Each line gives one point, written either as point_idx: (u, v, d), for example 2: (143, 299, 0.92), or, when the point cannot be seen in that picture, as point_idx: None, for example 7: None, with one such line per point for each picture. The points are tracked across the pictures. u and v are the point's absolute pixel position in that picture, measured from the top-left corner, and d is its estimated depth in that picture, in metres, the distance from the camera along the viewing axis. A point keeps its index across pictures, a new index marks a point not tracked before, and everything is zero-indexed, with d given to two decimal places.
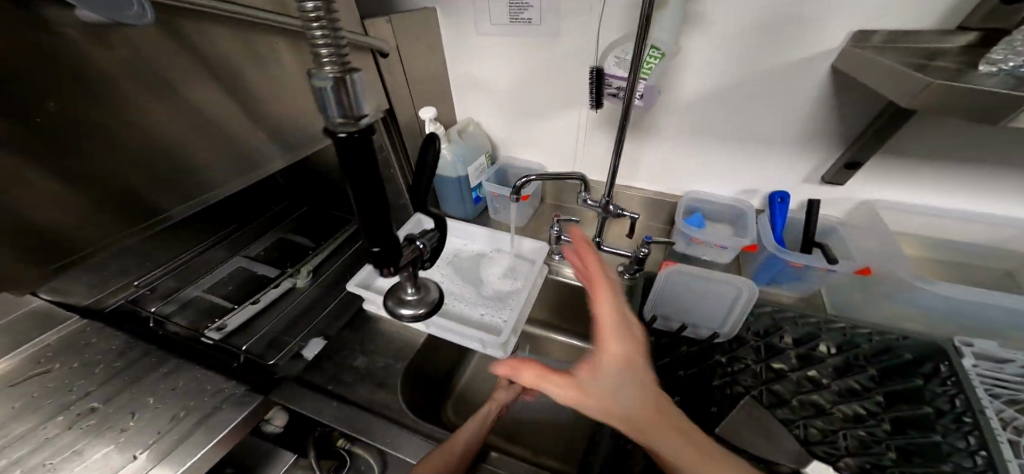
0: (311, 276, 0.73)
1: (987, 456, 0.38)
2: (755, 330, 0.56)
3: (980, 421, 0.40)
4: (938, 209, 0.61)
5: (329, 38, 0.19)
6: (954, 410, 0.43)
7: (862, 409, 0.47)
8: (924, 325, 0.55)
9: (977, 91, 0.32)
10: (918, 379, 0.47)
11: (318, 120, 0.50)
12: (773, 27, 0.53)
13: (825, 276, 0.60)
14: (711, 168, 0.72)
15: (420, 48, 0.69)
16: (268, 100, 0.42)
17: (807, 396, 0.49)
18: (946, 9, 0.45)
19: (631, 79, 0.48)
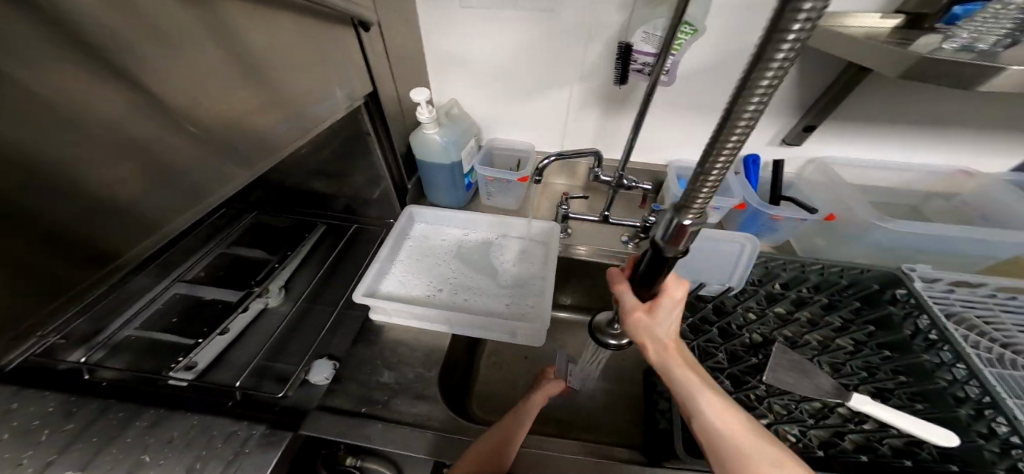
0: (284, 293, 0.70)
1: (965, 367, 0.48)
2: (754, 279, 0.65)
3: (947, 337, 0.51)
4: (875, 160, 0.70)
5: (743, 135, 0.19)
6: (922, 331, 0.53)
7: (854, 340, 0.58)
8: (875, 259, 0.65)
9: (936, 63, 0.39)
10: (888, 305, 0.59)
11: (279, 119, 0.42)
12: (753, 5, 0.57)
13: (797, 226, 0.69)
14: (691, 137, 0.77)
15: (398, 19, 0.61)
16: (196, 96, 0.32)
17: (816, 336, 0.60)
18: None
19: (661, 54, 0.46)
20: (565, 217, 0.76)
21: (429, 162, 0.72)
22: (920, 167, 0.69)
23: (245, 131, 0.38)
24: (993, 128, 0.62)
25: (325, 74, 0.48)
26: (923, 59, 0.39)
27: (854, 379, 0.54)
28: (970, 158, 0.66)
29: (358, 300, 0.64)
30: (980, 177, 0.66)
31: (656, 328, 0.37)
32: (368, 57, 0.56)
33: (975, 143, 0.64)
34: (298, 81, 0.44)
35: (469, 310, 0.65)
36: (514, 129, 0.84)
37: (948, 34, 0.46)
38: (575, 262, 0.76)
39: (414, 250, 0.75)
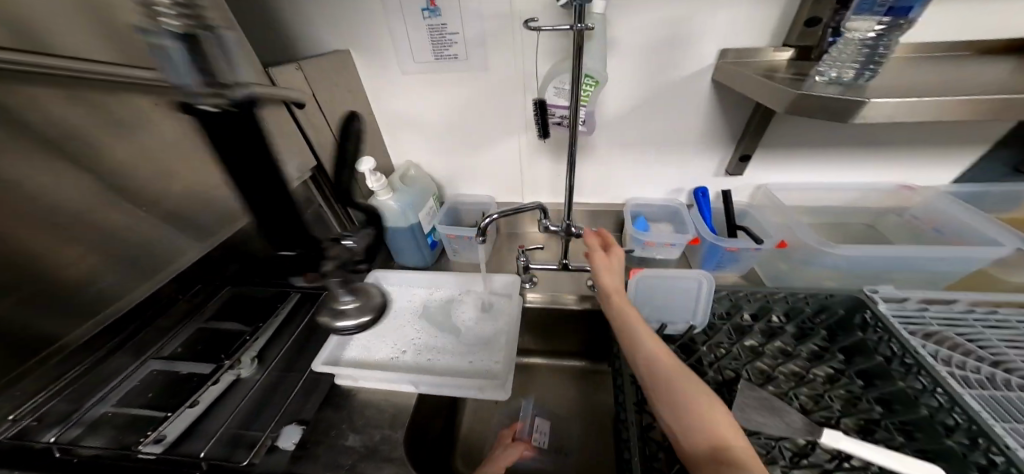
0: (258, 362, 0.64)
1: (945, 394, 0.45)
2: (720, 314, 0.63)
3: (921, 361, 0.48)
4: (816, 182, 0.72)
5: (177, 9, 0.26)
6: (897, 354, 0.51)
7: (832, 369, 0.56)
8: (838, 281, 0.64)
9: (820, 97, 0.41)
10: (858, 330, 0.57)
11: None
12: (665, 47, 0.61)
13: (755, 254, 0.69)
14: (641, 177, 0.80)
15: (340, 92, 0.65)
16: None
17: (788, 367, 0.57)
18: (774, 27, 0.57)
19: (573, 106, 0.47)
20: (525, 269, 0.76)
21: (389, 227, 0.74)
22: (863, 186, 0.71)
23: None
24: (923, 142, 0.64)
25: (285, 149, 0.54)
26: (801, 96, 0.43)
27: (833, 411, 0.52)
28: (910, 174, 0.68)
29: (317, 369, 0.61)
30: (922, 192, 0.68)
31: (613, 273, 0.55)
32: (306, 132, 0.58)
33: (911, 156, 0.66)
34: None
35: (433, 370, 0.64)
36: (473, 182, 0.88)
37: (817, 69, 0.47)
38: (544, 310, 0.79)
39: (380, 313, 0.75)
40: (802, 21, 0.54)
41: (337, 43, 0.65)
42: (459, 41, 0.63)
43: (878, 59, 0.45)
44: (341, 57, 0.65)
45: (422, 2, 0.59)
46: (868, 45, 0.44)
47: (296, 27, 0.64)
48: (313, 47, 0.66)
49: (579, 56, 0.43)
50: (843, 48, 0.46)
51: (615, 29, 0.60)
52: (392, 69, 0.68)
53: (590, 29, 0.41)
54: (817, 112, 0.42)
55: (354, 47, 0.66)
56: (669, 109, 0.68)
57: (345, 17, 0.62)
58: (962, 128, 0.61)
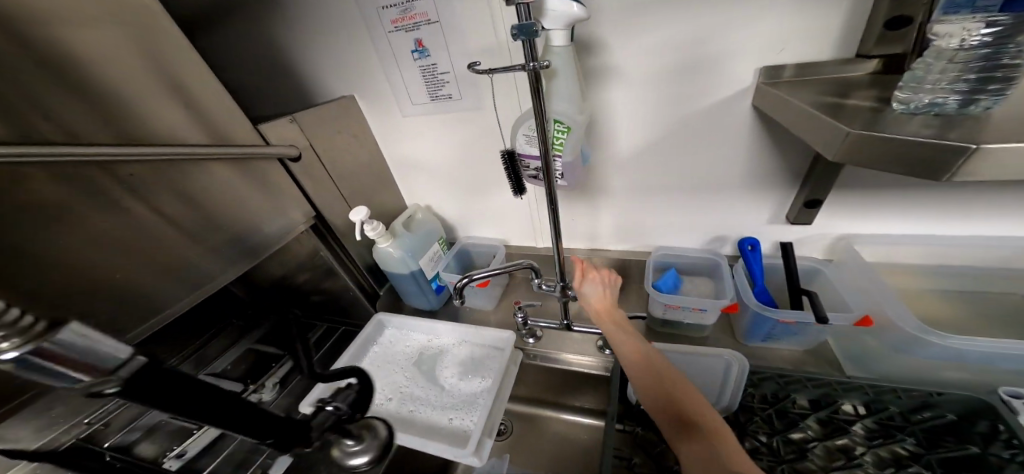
0: (277, 387, 0.71)
1: None
2: (764, 396, 0.56)
3: None
4: (927, 235, 0.52)
5: None
6: None
7: None
8: (965, 373, 0.47)
9: (898, 139, 0.28)
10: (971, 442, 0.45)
11: (279, 222, 0.57)
12: (684, 72, 0.49)
13: (820, 329, 0.54)
14: (670, 223, 0.67)
15: (342, 140, 0.67)
16: (212, 206, 0.47)
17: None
18: (837, 37, 0.41)
19: (545, 156, 0.40)
20: (525, 323, 0.69)
21: (389, 272, 0.73)
22: (1009, 243, 0.49)
23: (238, 222, 0.51)
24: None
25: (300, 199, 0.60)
26: (865, 135, 0.29)
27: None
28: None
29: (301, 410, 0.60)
30: None
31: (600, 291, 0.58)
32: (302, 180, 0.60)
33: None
34: (291, 197, 0.58)
35: (417, 419, 0.60)
36: (483, 224, 0.84)
37: (899, 92, 0.33)
38: (549, 370, 0.70)
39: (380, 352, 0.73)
40: (878, 23, 0.39)
41: (344, 91, 0.69)
42: (452, 82, 0.61)
43: (1006, 74, 0.29)
44: (345, 103, 0.68)
45: (411, 44, 0.58)
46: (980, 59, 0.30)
47: (310, 81, 0.69)
48: (324, 97, 0.70)
49: (538, 97, 0.36)
50: (931, 62, 0.32)
51: (616, 57, 0.51)
52: (394, 111, 0.69)
53: (544, 66, 0.35)
54: (879, 161, 0.29)
55: (359, 93, 0.69)
56: (699, 143, 0.55)
57: (348, 66, 0.65)
58: None
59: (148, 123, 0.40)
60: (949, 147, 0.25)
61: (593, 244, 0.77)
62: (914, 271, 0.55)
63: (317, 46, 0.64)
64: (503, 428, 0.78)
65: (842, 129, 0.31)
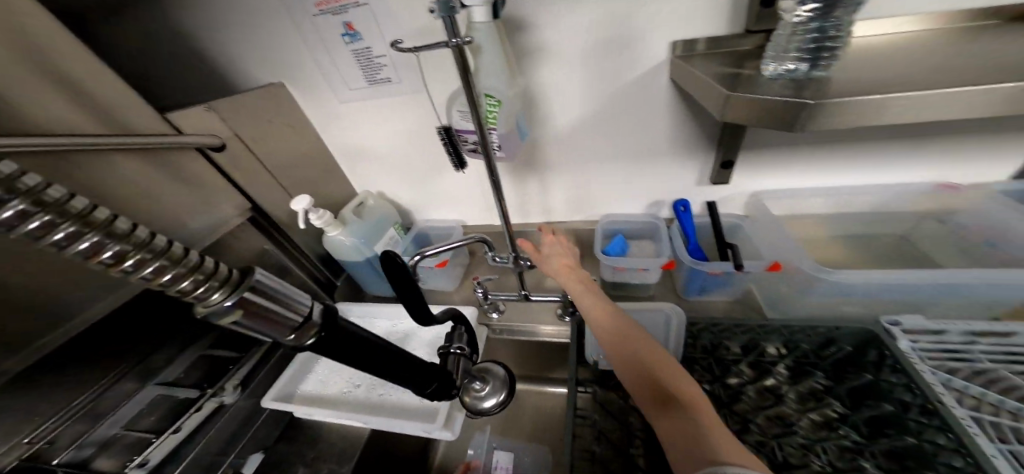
0: (240, 388, 0.63)
1: (970, 455, 0.39)
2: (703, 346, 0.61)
3: (941, 410, 0.43)
4: (824, 186, 0.60)
5: None
6: (918, 401, 0.45)
7: (833, 414, 0.51)
8: (858, 307, 0.55)
9: (763, 99, 0.32)
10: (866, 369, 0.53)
11: (205, 214, 0.53)
12: (607, 48, 0.52)
13: (743, 277, 0.61)
14: (612, 192, 0.71)
15: (275, 131, 0.64)
16: (125, 202, 0.43)
17: (777, 411, 0.53)
18: (729, 12, 0.46)
19: (480, 131, 0.41)
20: (485, 298, 0.71)
21: (343, 260, 0.72)
22: (882, 189, 0.58)
23: (159, 218, 0.47)
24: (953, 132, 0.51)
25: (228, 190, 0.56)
26: (741, 96, 0.33)
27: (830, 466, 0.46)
28: (945, 169, 0.55)
29: (266, 405, 0.57)
30: (968, 192, 0.54)
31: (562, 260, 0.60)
32: (233, 174, 0.57)
33: (936, 147, 0.53)
34: (217, 188, 0.55)
35: (383, 404, 0.60)
36: (439, 208, 0.84)
37: (766, 65, 0.39)
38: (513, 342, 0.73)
39: None
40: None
41: (272, 79, 0.66)
42: (388, 64, 0.60)
43: (834, 42, 0.34)
44: (274, 91, 0.65)
45: (339, 28, 0.57)
46: (815, 23, 0.33)
47: (233, 69, 0.66)
48: (249, 84, 0.66)
49: (465, 73, 0.37)
50: (779, 35, 0.36)
51: (543, 35, 0.52)
52: (331, 97, 0.68)
53: (467, 42, 0.35)
54: (752, 116, 0.33)
55: (289, 81, 0.66)
56: (633, 113, 0.58)
57: (273, 53, 0.63)
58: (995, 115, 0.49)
59: (30, 114, 0.35)
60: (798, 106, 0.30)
61: (546, 218, 0.80)
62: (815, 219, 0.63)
63: (233, 29, 0.60)
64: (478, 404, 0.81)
65: (721, 91, 0.35)
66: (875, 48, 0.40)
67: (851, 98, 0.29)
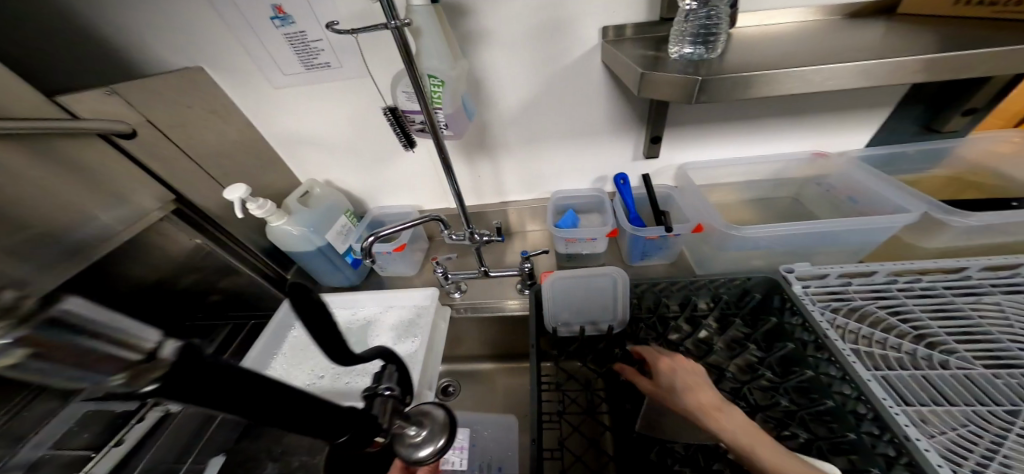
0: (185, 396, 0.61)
1: (850, 382, 0.49)
2: (647, 305, 0.67)
3: (830, 348, 0.52)
4: (733, 157, 0.70)
5: None
6: (812, 340, 0.55)
7: (753, 358, 0.61)
8: (765, 259, 0.66)
9: (662, 78, 0.41)
10: (772, 313, 0.63)
11: (114, 207, 0.48)
12: (545, 33, 0.56)
13: (675, 240, 0.69)
14: (559, 169, 0.77)
15: (203, 117, 0.59)
16: (10, 197, 0.38)
17: (710, 359, 0.62)
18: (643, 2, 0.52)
19: (426, 111, 0.43)
20: (447, 278, 0.73)
21: (292, 252, 0.70)
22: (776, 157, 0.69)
23: (52, 213, 0.42)
24: (824, 107, 0.62)
25: (143, 183, 0.51)
26: (647, 75, 0.41)
27: (756, 404, 0.56)
28: (818, 140, 0.68)
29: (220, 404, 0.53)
30: (835, 158, 0.67)
31: (682, 387, 0.51)
32: (153, 166, 0.53)
33: (814, 121, 0.64)
34: (129, 180, 0.49)
35: (352, 394, 0.59)
36: (393, 194, 0.84)
37: (670, 50, 0.47)
38: (477, 319, 0.77)
39: (298, 342, 0.67)
40: None
41: (189, 65, 0.60)
42: (326, 48, 0.58)
43: (716, 28, 0.44)
44: (193, 77, 0.59)
45: (268, 11, 0.55)
46: (702, 9, 0.44)
47: (140, 54, 0.59)
48: (161, 67, 0.60)
49: (408, 57, 0.38)
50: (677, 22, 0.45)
51: (483, 19, 0.55)
52: (262, 83, 0.63)
53: (406, 24, 0.36)
54: (659, 89, 0.42)
55: (211, 66, 0.61)
56: (570, 94, 0.64)
57: (189, 35, 0.57)
58: (851, 94, 0.60)
59: None
60: (681, 83, 0.40)
61: (502, 199, 0.84)
62: (729, 186, 0.73)
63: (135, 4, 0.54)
64: (449, 387, 0.83)
65: (636, 71, 0.42)
66: (760, 38, 0.49)
67: (726, 76, 0.38)
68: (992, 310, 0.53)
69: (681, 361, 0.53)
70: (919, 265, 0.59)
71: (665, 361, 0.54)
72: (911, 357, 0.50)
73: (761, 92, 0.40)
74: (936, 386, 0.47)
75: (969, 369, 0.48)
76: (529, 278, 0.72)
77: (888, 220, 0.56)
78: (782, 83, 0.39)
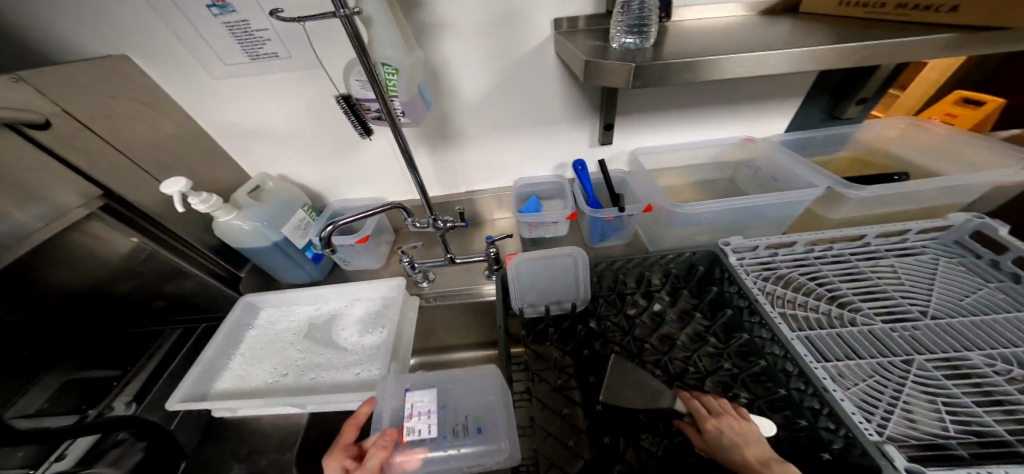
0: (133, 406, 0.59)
1: (779, 342, 0.56)
2: (607, 282, 0.72)
3: (761, 314, 0.59)
4: (675, 142, 0.78)
5: None
6: (747, 305, 0.62)
7: (699, 327, 0.65)
8: (704, 234, 0.73)
9: (605, 65, 0.45)
10: (714, 284, 0.69)
11: (28, 207, 0.43)
12: (499, 23, 0.57)
13: (629, 221, 0.75)
14: (520, 158, 0.79)
15: (131, 106, 0.54)
16: None
17: (664, 331, 0.66)
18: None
19: (381, 100, 0.43)
20: (414, 268, 0.74)
21: (244, 249, 0.67)
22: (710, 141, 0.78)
23: None
24: (748, 95, 0.71)
25: (63, 179, 0.46)
26: (591, 62, 0.46)
27: (705, 370, 0.61)
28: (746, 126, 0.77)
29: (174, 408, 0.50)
30: (760, 142, 0.77)
31: (727, 442, 0.47)
32: (75, 162, 0.48)
33: (740, 109, 0.73)
34: (44, 176, 0.44)
35: (312, 389, 0.57)
36: (354, 187, 0.82)
37: (612, 41, 0.51)
38: (447, 307, 0.78)
39: (255, 341, 0.64)
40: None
41: (110, 53, 0.54)
42: (271, 35, 0.56)
43: (647, 21, 0.49)
44: (116, 65, 0.54)
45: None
46: (635, 2, 0.48)
47: (46, 40, 0.52)
48: (74, 53, 0.54)
49: (361, 47, 0.39)
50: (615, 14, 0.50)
51: (436, 9, 0.55)
52: (199, 72, 0.59)
53: (355, 12, 0.36)
54: (604, 75, 0.46)
55: (137, 54, 0.56)
56: (527, 86, 0.66)
57: (107, 20, 0.52)
58: (769, 83, 0.69)
59: None
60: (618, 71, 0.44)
61: (465, 189, 0.85)
62: (675, 170, 0.80)
63: None
64: None
65: (582, 58, 0.47)
66: (691, 33, 0.54)
67: (658, 63, 0.43)
68: (887, 272, 0.65)
69: (732, 417, 0.49)
70: (836, 233, 0.68)
71: (711, 420, 0.50)
72: (826, 318, 0.59)
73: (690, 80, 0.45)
74: (847, 343, 0.56)
75: (872, 325, 0.57)
76: (495, 263, 0.74)
77: (801, 195, 0.65)
78: (704, 72, 0.45)
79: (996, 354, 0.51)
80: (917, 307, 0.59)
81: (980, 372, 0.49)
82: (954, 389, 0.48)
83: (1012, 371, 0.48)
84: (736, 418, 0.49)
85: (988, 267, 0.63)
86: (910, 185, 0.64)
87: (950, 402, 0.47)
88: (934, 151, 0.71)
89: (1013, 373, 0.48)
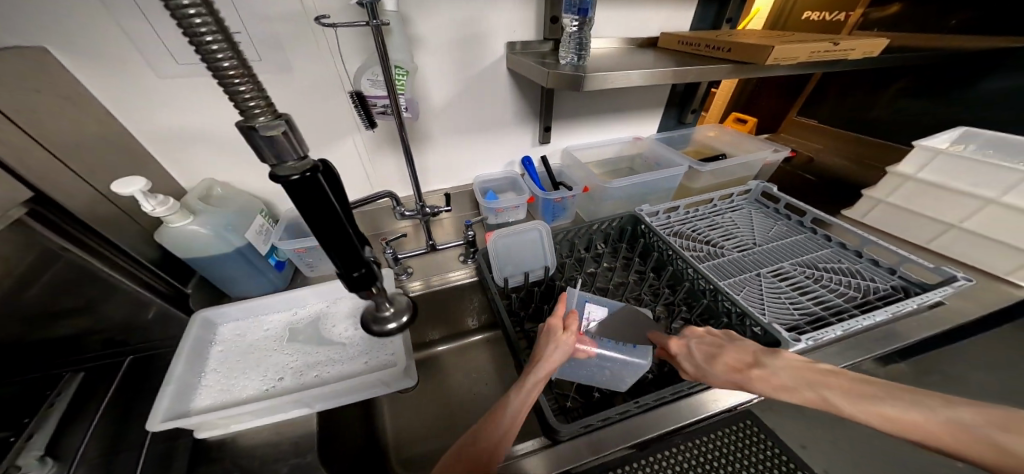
0: (49, 461, 0.48)
1: (691, 269, 0.75)
2: (565, 250, 0.87)
3: (674, 253, 0.79)
4: (591, 141, 1.04)
5: None
6: (663, 249, 0.82)
7: (639, 272, 0.84)
8: (620, 206, 0.99)
9: (565, 76, 0.62)
10: (640, 237, 0.89)
11: None
12: (463, 42, 0.71)
13: (573, 200, 0.94)
14: (477, 158, 0.92)
15: (53, 102, 0.48)
16: None
17: (616, 279, 0.82)
18: (532, 28, 0.74)
19: (390, 95, 0.50)
20: (395, 258, 0.79)
21: (198, 256, 0.60)
22: (614, 139, 1.07)
23: None
24: (633, 105, 1.02)
25: None
26: (554, 73, 0.63)
27: (652, 301, 0.76)
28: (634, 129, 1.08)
29: (157, 428, 0.47)
30: (645, 140, 1.08)
31: (700, 360, 0.50)
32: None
33: (627, 116, 1.04)
34: None
35: (317, 385, 0.56)
36: None
37: (561, 59, 0.70)
38: (430, 295, 0.82)
39: (226, 354, 0.60)
40: (546, 18, 0.73)
41: (23, 45, 0.48)
42: (244, 38, 0.57)
43: (582, 46, 0.70)
44: (33, 57, 0.48)
45: None
46: (576, 35, 0.69)
47: None
48: None
49: (383, 49, 0.46)
50: (565, 40, 0.71)
51: (416, 28, 0.65)
52: (144, 71, 0.55)
53: (385, 24, 0.44)
54: (562, 84, 0.64)
55: (63, 49, 0.51)
56: (485, 94, 0.80)
57: (41, 13, 0.47)
58: (642, 99, 1.02)
59: None
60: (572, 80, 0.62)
61: (428, 189, 0.92)
62: (594, 162, 1.05)
63: None
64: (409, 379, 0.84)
65: (543, 70, 0.65)
66: (602, 59, 0.78)
67: (599, 75, 0.63)
68: (733, 223, 0.99)
69: (686, 338, 0.54)
70: (698, 197, 1.01)
71: (675, 344, 0.53)
72: (708, 254, 0.87)
73: (615, 85, 0.66)
74: (726, 270, 0.83)
75: (735, 257, 0.87)
76: (472, 245, 0.84)
77: (674, 169, 0.95)
78: (624, 79, 0.66)
79: (796, 262, 0.85)
80: (749, 240, 0.93)
81: (790, 274, 0.82)
82: (784, 287, 0.78)
83: (806, 272, 0.82)
84: (688, 338, 0.54)
85: (773, 212, 1.03)
86: (729, 161, 1.01)
87: (792, 300, 0.74)
88: (736, 144, 1.13)
89: (807, 272, 0.82)
